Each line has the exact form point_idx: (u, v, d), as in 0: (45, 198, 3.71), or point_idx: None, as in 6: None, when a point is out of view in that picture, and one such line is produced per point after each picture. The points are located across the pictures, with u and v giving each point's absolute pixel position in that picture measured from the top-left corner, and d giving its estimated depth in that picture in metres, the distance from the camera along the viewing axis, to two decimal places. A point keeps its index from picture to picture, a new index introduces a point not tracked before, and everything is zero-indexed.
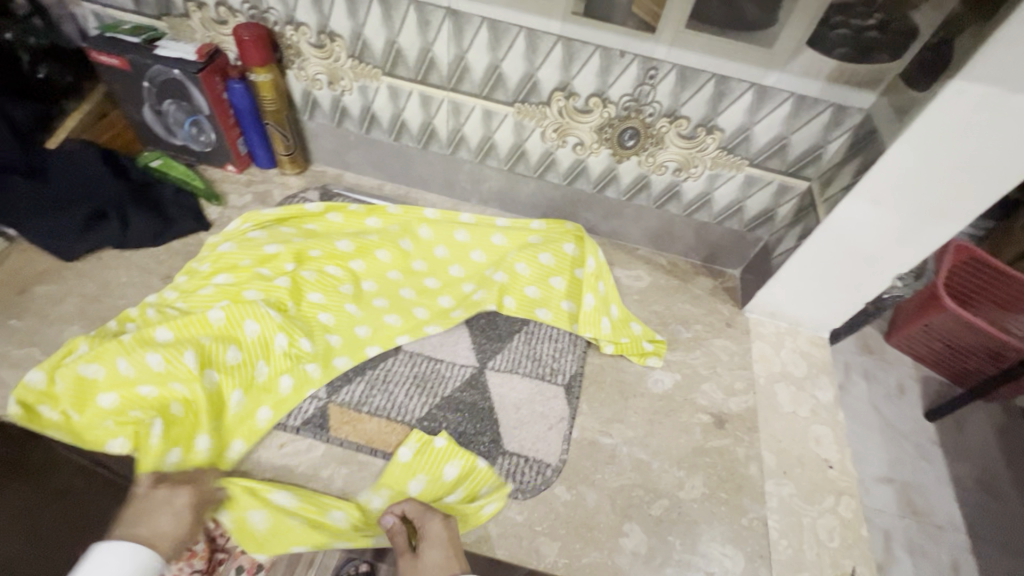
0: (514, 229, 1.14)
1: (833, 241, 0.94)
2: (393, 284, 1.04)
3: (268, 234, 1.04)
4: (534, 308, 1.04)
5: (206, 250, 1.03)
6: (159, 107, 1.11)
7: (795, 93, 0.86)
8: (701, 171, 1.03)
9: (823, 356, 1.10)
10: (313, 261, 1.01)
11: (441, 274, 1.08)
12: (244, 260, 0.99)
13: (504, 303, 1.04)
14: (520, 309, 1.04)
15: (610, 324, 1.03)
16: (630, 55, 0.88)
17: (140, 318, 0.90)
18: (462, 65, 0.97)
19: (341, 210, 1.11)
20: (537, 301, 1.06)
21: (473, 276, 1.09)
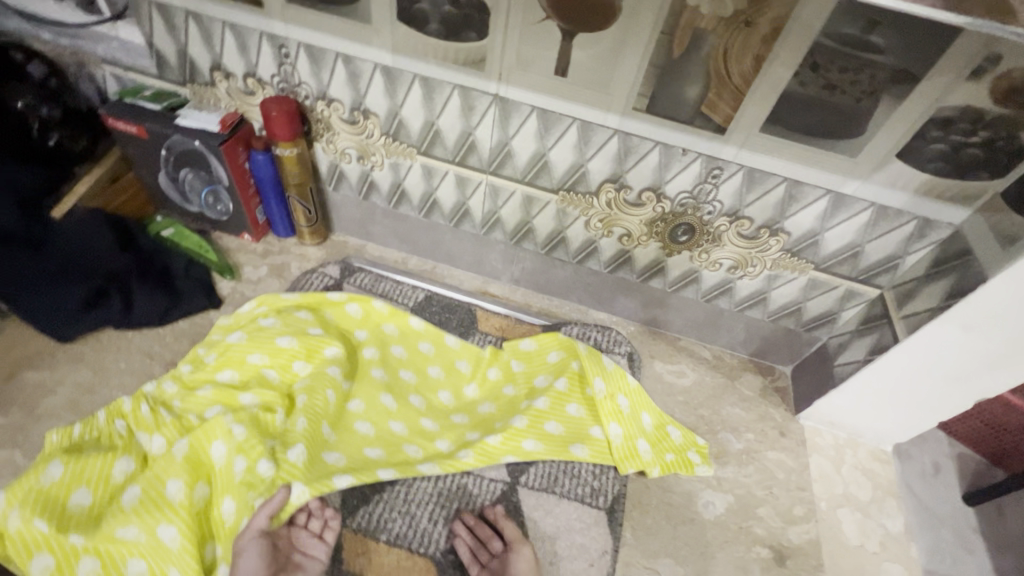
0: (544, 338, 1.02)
1: (909, 361, 0.85)
2: (405, 398, 0.93)
3: (282, 321, 0.93)
4: (567, 443, 0.90)
5: (214, 333, 0.94)
6: (176, 175, 1.03)
7: (876, 203, 0.78)
8: (759, 271, 0.95)
9: (888, 475, 1.00)
10: (324, 357, 0.90)
11: (456, 398, 0.96)
12: (251, 354, 0.88)
13: (532, 433, 0.90)
14: (551, 441, 0.90)
15: (648, 445, 0.92)
16: (694, 154, 0.80)
17: (132, 418, 0.81)
18: (506, 150, 0.90)
19: (358, 299, 1.00)
20: (566, 434, 0.92)
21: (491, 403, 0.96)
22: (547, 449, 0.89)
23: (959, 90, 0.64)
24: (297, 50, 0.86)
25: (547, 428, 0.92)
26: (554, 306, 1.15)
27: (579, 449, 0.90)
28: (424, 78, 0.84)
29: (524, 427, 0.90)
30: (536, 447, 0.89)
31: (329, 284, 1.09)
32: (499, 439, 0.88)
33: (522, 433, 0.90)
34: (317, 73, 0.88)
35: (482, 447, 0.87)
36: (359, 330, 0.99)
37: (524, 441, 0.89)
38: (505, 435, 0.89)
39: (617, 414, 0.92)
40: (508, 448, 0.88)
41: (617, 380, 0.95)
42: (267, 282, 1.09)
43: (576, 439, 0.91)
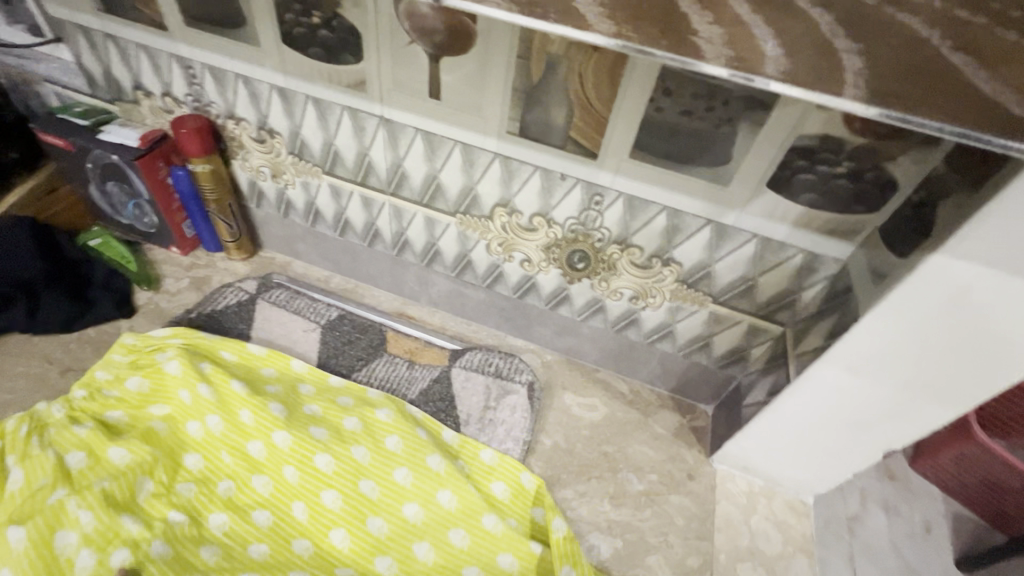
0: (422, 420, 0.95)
1: (803, 405, 0.79)
2: (312, 466, 0.85)
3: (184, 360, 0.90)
4: (451, 524, 0.84)
5: (116, 352, 0.93)
6: (103, 187, 1.07)
7: (758, 234, 0.75)
8: (661, 302, 0.91)
9: (802, 529, 0.92)
10: (228, 414, 0.87)
11: (371, 465, 0.87)
12: (149, 408, 0.87)
13: (461, 522, 0.84)
14: (462, 552, 0.82)
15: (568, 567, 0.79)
16: (572, 179, 0.79)
17: (9, 439, 0.80)
18: (400, 172, 0.90)
19: (238, 348, 0.98)
20: (501, 537, 0.83)
21: (407, 470, 0.87)
22: (471, 559, 0.81)
23: (813, 118, 0.61)
24: (202, 71, 0.90)
25: (483, 520, 0.84)
26: (471, 330, 1.13)
27: (493, 523, 0.84)
28: (316, 99, 0.85)
29: (452, 510, 0.85)
30: (461, 542, 0.82)
31: (242, 298, 1.10)
32: (421, 517, 0.84)
33: (450, 519, 0.84)
34: (223, 93, 0.92)
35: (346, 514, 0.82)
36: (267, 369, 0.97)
37: (452, 531, 0.83)
38: (428, 515, 0.84)
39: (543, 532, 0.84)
40: (429, 536, 0.82)
41: (508, 470, 0.91)
42: (184, 295, 1.11)
43: (503, 548, 0.82)
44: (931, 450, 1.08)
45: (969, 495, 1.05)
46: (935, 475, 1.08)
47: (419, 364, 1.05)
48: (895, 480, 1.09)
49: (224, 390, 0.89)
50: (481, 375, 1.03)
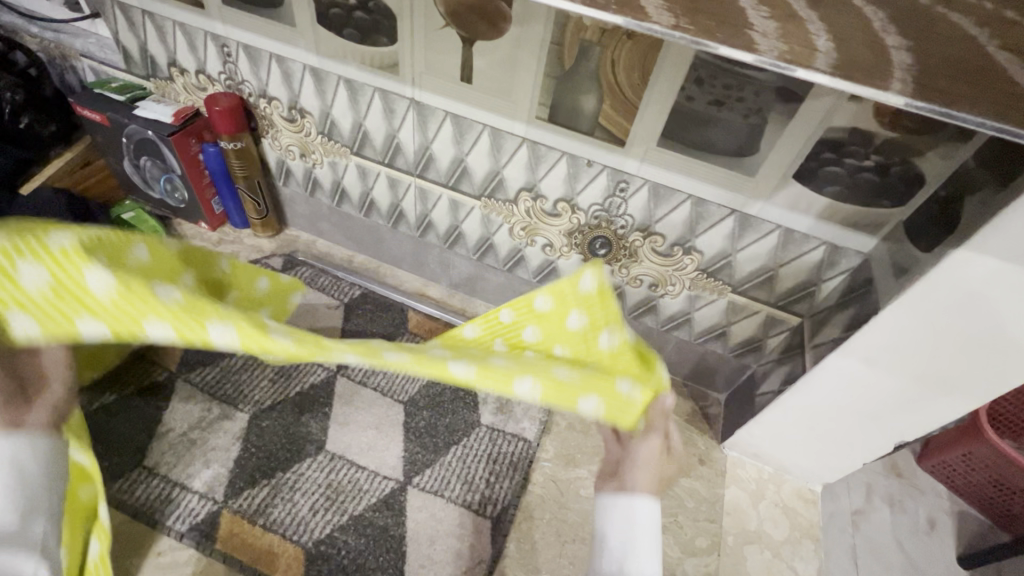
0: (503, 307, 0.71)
1: (818, 395, 0.81)
2: (301, 304, 0.66)
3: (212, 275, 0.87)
4: (534, 322, 0.66)
5: None
6: (137, 163, 1.10)
7: (781, 225, 0.76)
8: (680, 290, 0.92)
9: (810, 516, 0.94)
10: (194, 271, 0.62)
11: (419, 321, 0.79)
12: (32, 216, 0.52)
13: (520, 318, 0.66)
14: (542, 313, 0.65)
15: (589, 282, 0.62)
16: (599, 165, 0.80)
17: None
18: (427, 153, 0.92)
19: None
20: (553, 311, 0.64)
21: (437, 343, 0.66)
22: (529, 319, 0.66)
23: (843, 111, 0.62)
24: (237, 49, 0.91)
25: (534, 301, 0.65)
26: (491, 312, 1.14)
27: (546, 302, 0.64)
28: (348, 79, 0.87)
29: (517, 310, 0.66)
30: (542, 306, 0.65)
31: None
32: (533, 354, 0.69)
33: (518, 306, 0.67)
34: (256, 71, 0.93)
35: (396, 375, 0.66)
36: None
37: (500, 312, 0.68)
38: (506, 318, 0.68)
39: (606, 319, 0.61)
40: (487, 324, 0.70)
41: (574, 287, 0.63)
42: None
43: (562, 335, 0.63)
44: (938, 447, 1.10)
45: (976, 492, 1.06)
46: (943, 472, 1.09)
47: None
48: (900, 475, 1.11)
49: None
50: None
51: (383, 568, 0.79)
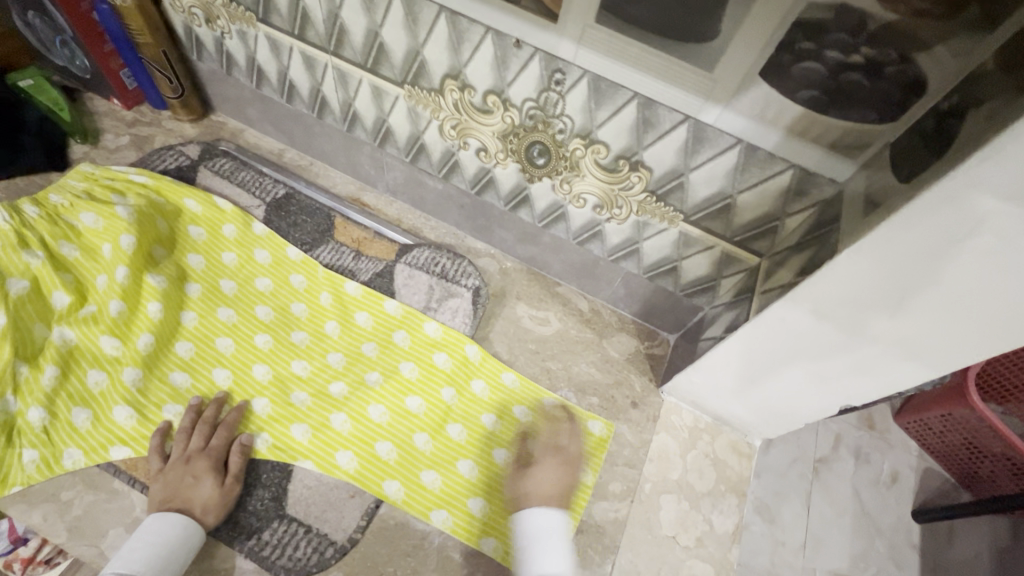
0: (452, 330, 0.89)
1: (761, 345, 0.70)
2: (285, 338, 0.87)
3: (166, 243, 0.91)
4: (449, 419, 0.83)
5: (72, 179, 0.91)
6: (26, 19, 0.95)
7: (742, 139, 0.61)
8: (626, 215, 0.79)
9: (741, 470, 0.88)
10: (204, 311, 0.87)
11: (341, 338, 0.88)
12: (59, 330, 0.78)
13: (421, 391, 0.84)
14: (451, 409, 0.84)
15: (576, 436, 0.85)
16: (529, 47, 0.64)
17: None
18: (339, 24, 0.76)
19: (203, 198, 0.96)
20: (456, 410, 0.84)
21: (344, 384, 0.83)
22: (426, 427, 0.82)
23: None
24: None
25: (440, 393, 0.85)
26: (429, 227, 1.03)
27: (433, 480, 0.79)
28: None
29: (444, 371, 0.86)
30: (389, 455, 0.79)
31: (183, 164, 1.02)
32: (400, 457, 0.80)
33: (415, 424, 0.82)
34: None
35: (283, 438, 0.78)
36: (196, 229, 0.94)
37: (435, 354, 0.87)
38: (425, 373, 0.86)
39: (506, 407, 0.86)
40: (386, 401, 0.83)
41: (494, 369, 0.88)
42: (124, 153, 1.03)
43: (472, 420, 0.84)
44: (918, 406, 1.01)
45: (947, 454, 0.99)
46: (918, 431, 1.01)
47: (365, 256, 0.97)
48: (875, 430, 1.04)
49: (178, 239, 0.93)
50: (427, 273, 0.95)
51: (263, 485, 0.76)
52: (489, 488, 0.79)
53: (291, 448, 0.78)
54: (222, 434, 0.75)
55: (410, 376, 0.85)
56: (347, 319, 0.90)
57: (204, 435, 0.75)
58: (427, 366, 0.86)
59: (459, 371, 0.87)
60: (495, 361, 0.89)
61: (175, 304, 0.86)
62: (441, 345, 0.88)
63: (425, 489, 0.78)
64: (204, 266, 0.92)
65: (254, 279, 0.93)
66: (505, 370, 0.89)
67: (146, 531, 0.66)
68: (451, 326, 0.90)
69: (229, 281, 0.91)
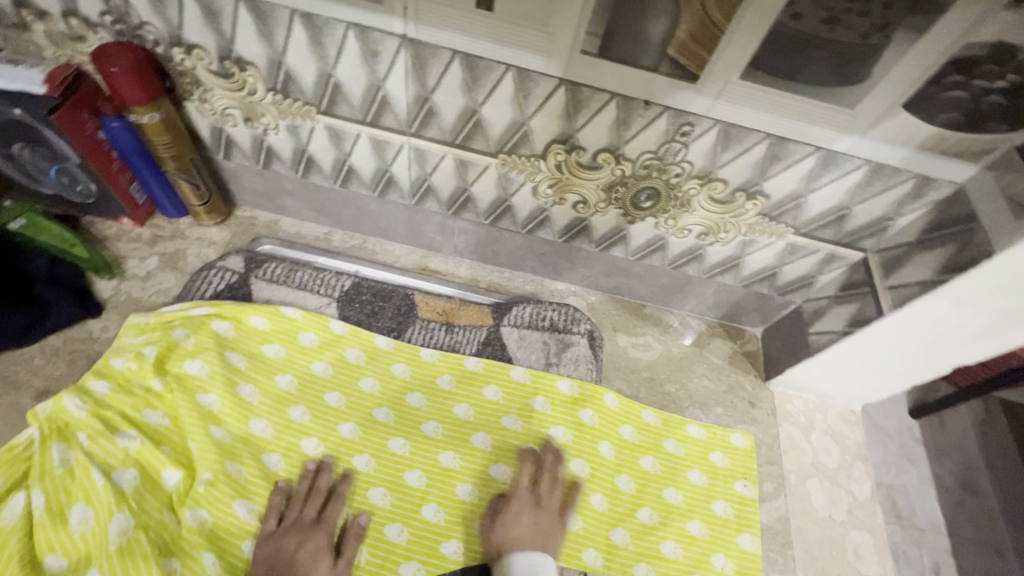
0: (584, 382, 0.90)
1: (890, 335, 0.77)
2: (419, 433, 0.84)
3: (253, 376, 0.82)
4: (613, 472, 0.85)
5: (128, 334, 0.80)
6: (8, 152, 0.80)
7: (871, 160, 0.66)
8: (732, 237, 0.83)
9: (857, 438, 0.96)
10: (324, 433, 0.81)
11: (478, 417, 0.86)
12: (191, 511, 0.70)
13: (579, 452, 0.85)
14: (611, 462, 0.86)
15: (725, 454, 0.90)
16: (657, 107, 0.64)
17: (70, 442, 0.69)
18: (427, 107, 0.71)
19: (271, 313, 0.87)
20: (616, 461, 0.86)
21: (504, 464, 0.82)
22: (598, 485, 0.84)
23: (992, 20, 0.50)
24: None
25: (599, 449, 0.86)
26: (506, 280, 1.01)
27: (622, 537, 0.81)
28: (306, 16, 0.63)
29: (594, 427, 0.87)
30: (575, 525, 0.80)
31: (232, 281, 0.91)
32: (582, 524, 0.81)
33: (587, 485, 0.83)
34: (161, 10, 0.66)
35: (471, 541, 0.77)
36: (271, 347, 0.86)
37: (581, 412, 0.88)
38: (577, 434, 0.86)
39: (655, 447, 0.89)
40: None
41: (632, 412, 0.91)
42: (158, 277, 0.91)
43: (631, 470, 0.86)
44: None
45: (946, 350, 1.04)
46: None
47: (458, 326, 0.94)
48: None
49: (258, 365, 0.84)
50: (537, 330, 0.93)
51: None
52: (673, 529, 0.83)
53: None
54: (336, 508, 0.74)
55: (562, 440, 0.86)
56: (476, 398, 0.87)
57: (318, 506, 0.74)
58: (575, 426, 0.87)
59: (606, 423, 0.88)
60: (635, 403, 0.92)
61: (293, 439, 0.80)
62: (577, 400, 0.89)
63: (617, 549, 0.80)
64: (297, 386, 0.84)
65: (357, 381, 0.86)
66: (641, 407, 0.91)
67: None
68: (581, 377, 0.91)
69: (333, 393, 0.85)
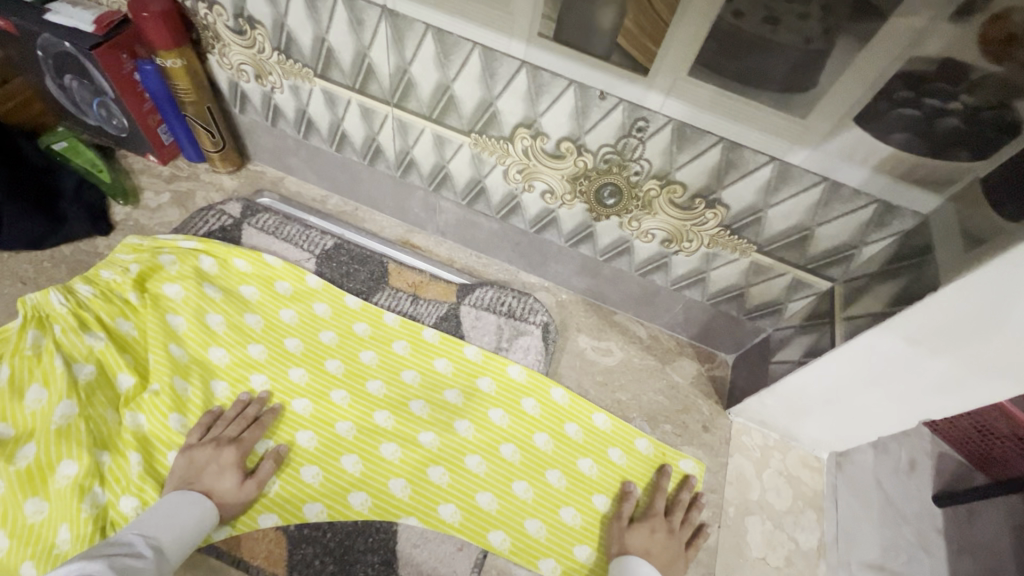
0: (533, 372, 0.90)
1: (844, 372, 0.73)
2: (361, 390, 0.87)
3: (223, 308, 0.89)
4: (545, 465, 0.85)
5: (122, 251, 0.88)
6: (61, 82, 0.92)
7: (828, 178, 0.63)
8: (696, 247, 0.82)
9: (815, 485, 0.90)
10: (274, 372, 0.86)
11: (421, 386, 0.88)
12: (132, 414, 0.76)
13: (512, 437, 0.86)
14: (541, 454, 0.85)
15: (668, 477, 0.87)
16: (613, 98, 0.66)
17: (46, 331, 0.78)
18: (406, 79, 0.76)
19: (254, 256, 0.94)
20: (550, 455, 0.86)
21: (433, 434, 0.84)
22: (523, 474, 0.84)
23: (936, 33, 0.48)
24: None
25: (533, 439, 0.86)
26: (481, 265, 1.04)
27: (537, 528, 0.80)
28: None
29: (533, 417, 0.88)
30: (490, 506, 0.81)
31: (226, 224, 0.99)
32: (497, 505, 0.81)
33: (512, 471, 0.83)
34: None
35: (381, 499, 0.78)
36: (248, 288, 0.92)
37: (523, 401, 0.88)
38: (514, 420, 0.87)
39: (591, 450, 0.87)
40: (482, 450, 0.84)
41: (585, 413, 0.90)
42: (166, 211, 1.00)
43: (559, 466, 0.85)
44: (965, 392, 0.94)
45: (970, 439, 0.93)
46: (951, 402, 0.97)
47: (423, 299, 0.97)
48: None
49: (231, 300, 0.90)
50: (493, 314, 0.96)
51: (312, 539, 0.75)
52: (592, 533, 0.81)
53: (392, 504, 0.78)
54: (255, 434, 0.79)
55: (498, 422, 0.86)
56: (425, 367, 0.90)
57: (239, 429, 0.78)
58: (514, 412, 0.88)
59: (547, 416, 0.88)
60: (582, 402, 0.90)
61: (243, 371, 0.85)
62: (524, 388, 0.89)
63: (528, 539, 0.80)
64: (262, 326, 0.90)
65: (318, 332, 0.91)
66: (587, 408, 0.90)
67: (166, 505, 0.68)
68: (531, 367, 0.92)
69: (293, 339, 0.90)
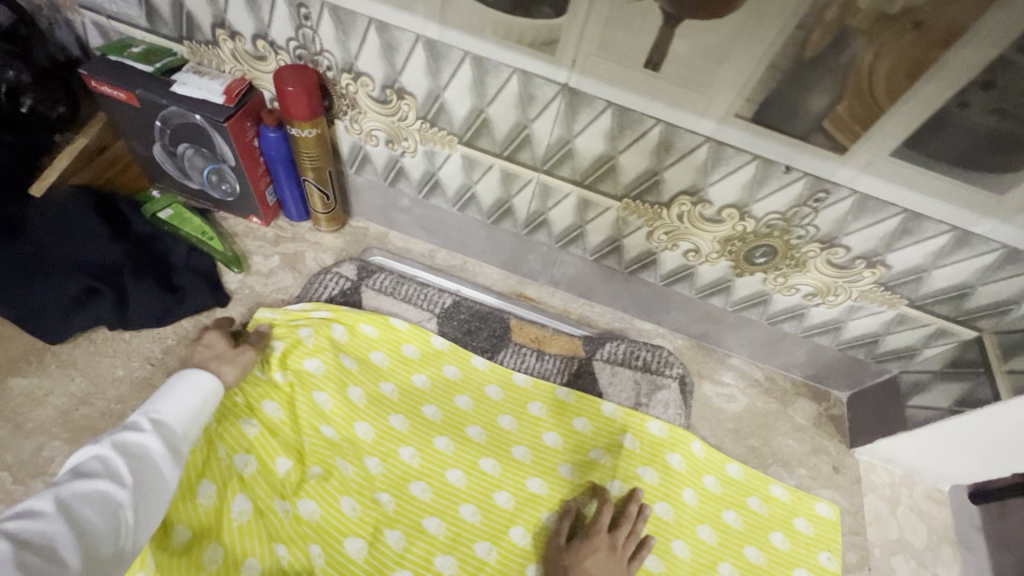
0: (674, 426, 0.91)
1: (1006, 422, 0.76)
2: (508, 457, 0.86)
3: (360, 380, 0.87)
4: (698, 521, 0.85)
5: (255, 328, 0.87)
6: (173, 149, 0.89)
7: (1009, 245, 0.66)
8: (841, 300, 0.84)
9: (946, 520, 0.93)
10: (420, 444, 0.84)
11: (566, 448, 0.88)
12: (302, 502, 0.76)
13: (665, 495, 0.86)
14: (693, 511, 0.86)
15: (812, 523, 0.88)
16: (798, 172, 0.67)
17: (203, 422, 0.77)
18: (566, 149, 0.76)
19: (380, 322, 0.91)
20: (701, 511, 0.86)
21: (589, 497, 0.84)
22: (680, 532, 0.84)
23: None
24: (320, 11, 0.71)
25: (683, 495, 0.86)
26: (596, 315, 1.04)
27: None
28: (477, 57, 0.68)
29: (680, 472, 0.88)
30: (656, 568, 0.81)
31: (345, 287, 0.96)
32: (663, 566, 0.81)
33: (669, 530, 0.84)
34: (344, 41, 0.73)
35: None
36: (378, 355, 0.90)
37: (668, 455, 0.88)
38: (664, 477, 0.87)
39: (738, 502, 0.88)
40: None
41: (716, 463, 0.90)
42: (279, 276, 0.97)
43: (712, 521, 0.86)
44: None
45: None
46: None
47: (550, 354, 0.97)
48: None
49: (366, 369, 0.88)
50: (629, 368, 0.96)
51: None
52: None
53: None
54: None
55: (649, 481, 0.86)
56: (566, 428, 0.89)
57: None
58: (662, 469, 0.87)
59: (693, 470, 0.89)
60: (720, 453, 0.92)
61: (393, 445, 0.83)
62: (666, 444, 0.89)
63: None
64: (399, 395, 0.88)
65: (453, 396, 0.90)
66: (728, 458, 0.91)
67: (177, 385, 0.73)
68: (668, 420, 0.92)
69: (432, 406, 0.88)
